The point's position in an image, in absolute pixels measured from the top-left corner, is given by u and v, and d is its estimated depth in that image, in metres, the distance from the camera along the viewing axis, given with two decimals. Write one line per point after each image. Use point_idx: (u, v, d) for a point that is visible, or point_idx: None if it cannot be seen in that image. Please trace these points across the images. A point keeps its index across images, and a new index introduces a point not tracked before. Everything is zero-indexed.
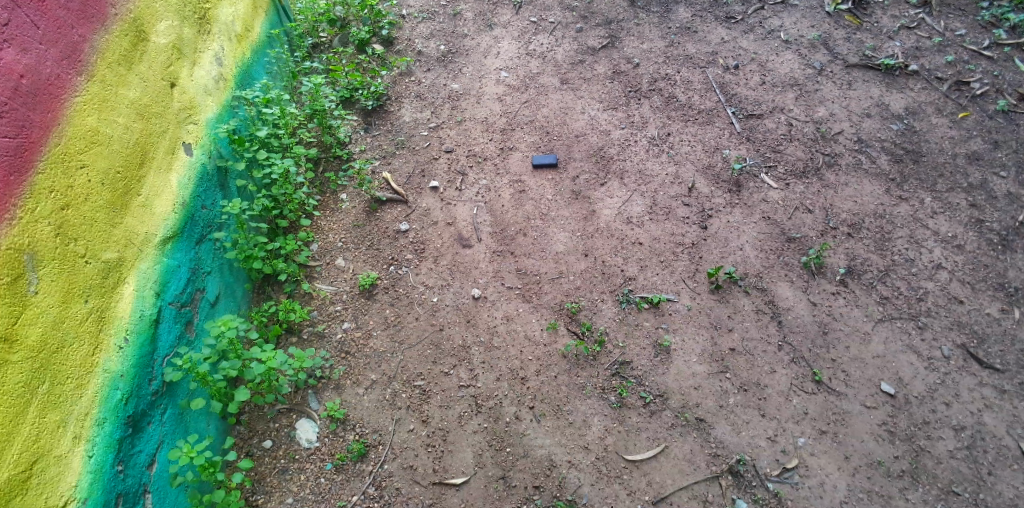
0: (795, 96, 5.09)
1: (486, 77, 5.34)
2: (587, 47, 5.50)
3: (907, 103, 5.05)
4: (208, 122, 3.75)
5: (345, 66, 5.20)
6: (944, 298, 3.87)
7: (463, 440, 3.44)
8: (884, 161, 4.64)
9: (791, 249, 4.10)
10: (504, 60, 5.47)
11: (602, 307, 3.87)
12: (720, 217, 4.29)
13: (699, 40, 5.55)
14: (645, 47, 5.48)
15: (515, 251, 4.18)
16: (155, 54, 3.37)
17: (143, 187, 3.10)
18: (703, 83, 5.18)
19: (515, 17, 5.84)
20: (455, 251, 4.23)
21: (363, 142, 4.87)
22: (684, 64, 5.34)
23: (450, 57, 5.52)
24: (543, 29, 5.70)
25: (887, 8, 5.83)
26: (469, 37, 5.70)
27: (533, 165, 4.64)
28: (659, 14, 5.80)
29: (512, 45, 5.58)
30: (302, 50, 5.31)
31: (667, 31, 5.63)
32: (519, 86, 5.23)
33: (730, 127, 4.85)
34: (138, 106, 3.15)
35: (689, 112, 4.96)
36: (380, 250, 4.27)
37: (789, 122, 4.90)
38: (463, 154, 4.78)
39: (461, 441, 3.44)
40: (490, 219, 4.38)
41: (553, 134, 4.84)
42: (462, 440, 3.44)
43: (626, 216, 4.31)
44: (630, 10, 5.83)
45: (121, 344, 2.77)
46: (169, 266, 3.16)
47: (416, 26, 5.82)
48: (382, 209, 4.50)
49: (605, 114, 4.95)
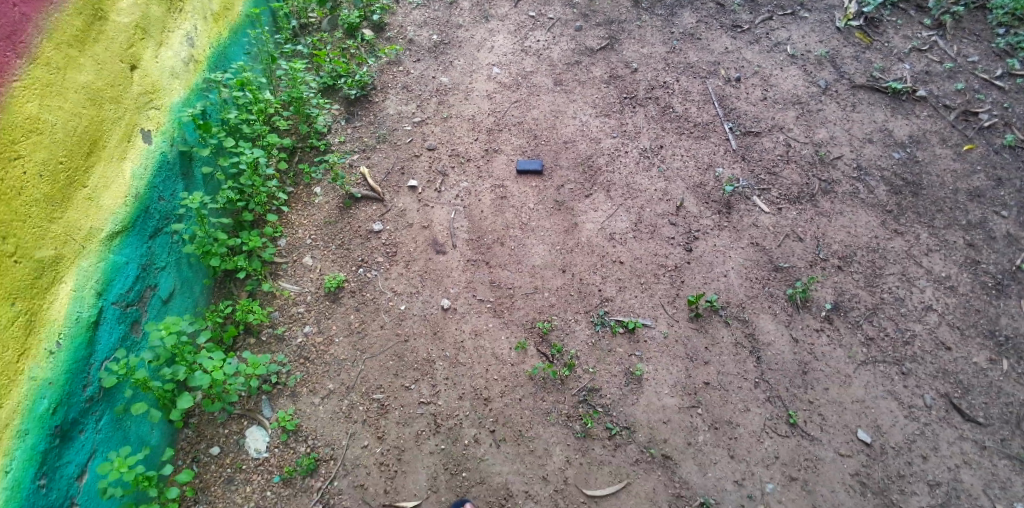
0: (796, 115, 4.89)
1: (478, 72, 5.10)
2: (586, 47, 5.26)
3: (911, 131, 4.89)
4: (173, 107, 3.49)
5: (330, 51, 4.95)
6: (931, 344, 3.75)
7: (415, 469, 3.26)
8: (882, 191, 4.51)
9: (777, 280, 3.97)
10: (497, 55, 5.23)
11: (575, 328, 3.71)
12: (707, 239, 4.11)
13: (702, 48, 5.33)
14: (645, 52, 5.26)
15: (490, 261, 4.00)
16: (113, 33, 3.15)
17: (90, 178, 2.90)
18: (702, 94, 4.97)
19: (513, 10, 5.60)
20: (429, 256, 4.04)
21: (343, 133, 4.65)
22: (684, 73, 5.12)
23: (442, 48, 5.29)
24: (541, 25, 5.46)
25: (899, 28, 5.63)
26: (464, 28, 5.46)
27: (517, 170, 4.42)
28: (663, 17, 5.57)
29: (507, 40, 5.35)
30: (287, 30, 5.05)
31: (670, 36, 5.40)
32: (512, 83, 5.00)
33: (726, 143, 4.65)
34: (89, 91, 2.96)
35: (684, 124, 4.74)
36: (350, 251, 4.08)
37: (788, 142, 4.71)
38: (447, 153, 4.56)
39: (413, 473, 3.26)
40: (468, 224, 4.18)
41: (541, 138, 4.62)
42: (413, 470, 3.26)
43: (609, 232, 4.12)
44: (633, 11, 5.59)
45: (51, 349, 2.62)
46: (115, 263, 2.97)
47: (410, 12, 5.58)
48: (356, 206, 4.29)
49: (597, 121, 4.73)
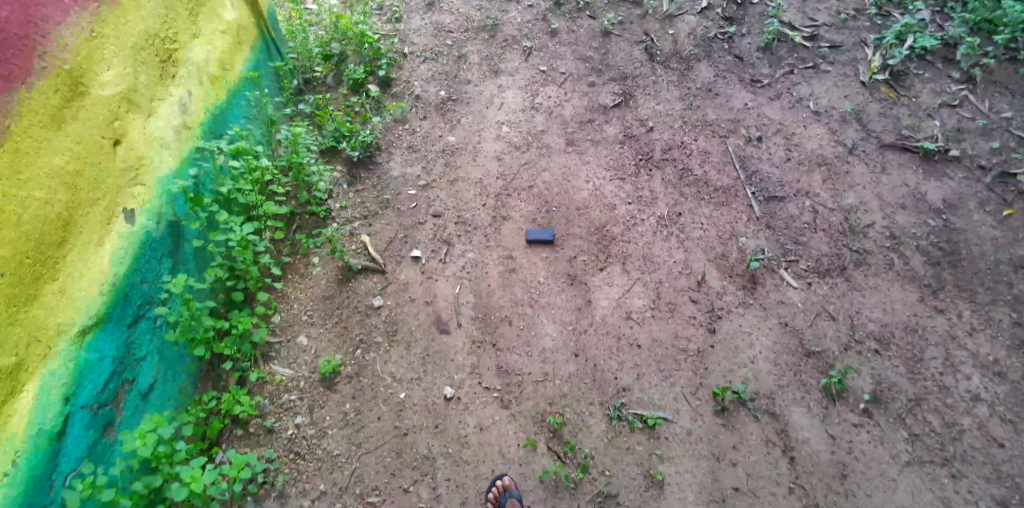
0: (822, 178, 4.62)
1: (486, 130, 4.86)
2: (599, 104, 5.04)
3: (947, 195, 4.59)
4: (162, 179, 3.16)
5: (334, 110, 4.71)
6: (981, 441, 3.44)
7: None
8: (918, 263, 4.22)
9: (809, 366, 3.68)
10: (507, 112, 4.99)
11: (590, 422, 3.41)
12: (731, 318, 3.82)
13: (721, 105, 5.08)
14: (661, 108, 5.02)
15: (497, 343, 3.72)
16: (94, 106, 2.85)
17: (59, 271, 2.60)
18: (722, 154, 4.70)
19: (524, 65, 5.40)
20: (431, 337, 3.76)
21: (343, 197, 4.38)
22: (703, 131, 4.87)
23: (449, 105, 5.06)
24: (552, 80, 5.25)
25: (927, 82, 5.38)
26: (472, 83, 5.25)
27: (526, 240, 4.15)
28: (679, 71, 5.35)
29: (517, 96, 5.13)
30: (288, 89, 4.78)
31: (687, 92, 5.17)
32: (521, 143, 4.76)
33: (749, 210, 4.38)
34: (63, 173, 2.67)
35: (704, 188, 4.47)
36: (348, 329, 3.79)
37: (815, 209, 4.42)
38: (452, 220, 4.29)
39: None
40: (474, 300, 3.90)
41: (552, 204, 4.36)
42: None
43: (625, 310, 3.82)
44: (648, 65, 5.38)
45: (5, 471, 2.32)
46: (86, 363, 2.66)
47: (417, 66, 5.37)
48: (356, 278, 4.01)
49: (612, 185, 4.47)
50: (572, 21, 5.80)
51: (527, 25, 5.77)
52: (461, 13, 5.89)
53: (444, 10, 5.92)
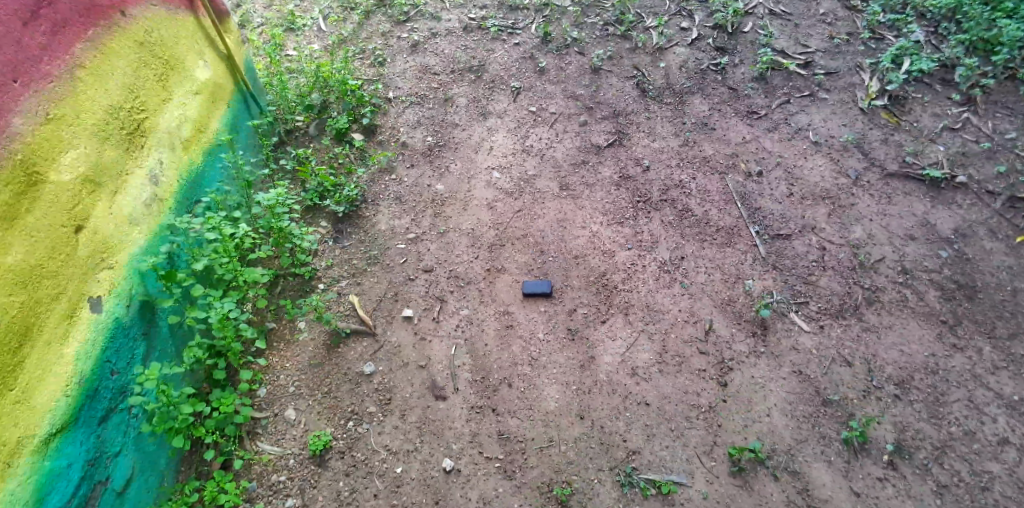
0: (827, 212, 4.46)
1: (476, 177, 4.71)
2: (592, 144, 4.90)
3: (956, 223, 4.42)
4: (130, 261, 3.02)
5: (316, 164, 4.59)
6: (1015, 490, 3.21)
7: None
8: (933, 297, 4.01)
9: (828, 416, 3.46)
10: (497, 156, 4.85)
11: (598, 490, 3.19)
12: (743, 368, 3.62)
13: (717, 139, 4.95)
14: (656, 146, 4.89)
15: (497, 407, 3.52)
16: (53, 194, 2.69)
17: (19, 378, 2.42)
18: (721, 192, 4.55)
19: (512, 106, 5.27)
20: (427, 404, 3.55)
21: (328, 255, 4.23)
22: (700, 168, 4.72)
23: (438, 151, 4.91)
24: (542, 121, 5.11)
25: (926, 105, 5.27)
26: (460, 127, 5.10)
27: (523, 293, 3.97)
28: (672, 106, 5.23)
29: (507, 139, 4.98)
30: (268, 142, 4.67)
31: (681, 127, 5.04)
32: (514, 189, 4.60)
33: (753, 249, 4.21)
34: (20, 271, 2.50)
35: (706, 229, 4.32)
36: (338, 400, 3.59)
37: (821, 245, 4.26)
38: (445, 274, 4.12)
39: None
40: (470, 361, 3.71)
41: (549, 253, 4.19)
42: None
43: (630, 365, 3.63)
44: (640, 101, 5.26)
45: None
46: (51, 472, 2.47)
47: (403, 111, 5.23)
48: (346, 344, 3.83)
49: (610, 230, 4.31)
50: (560, 58, 5.69)
51: (514, 64, 5.66)
52: (447, 54, 5.79)
53: (428, 51, 5.82)
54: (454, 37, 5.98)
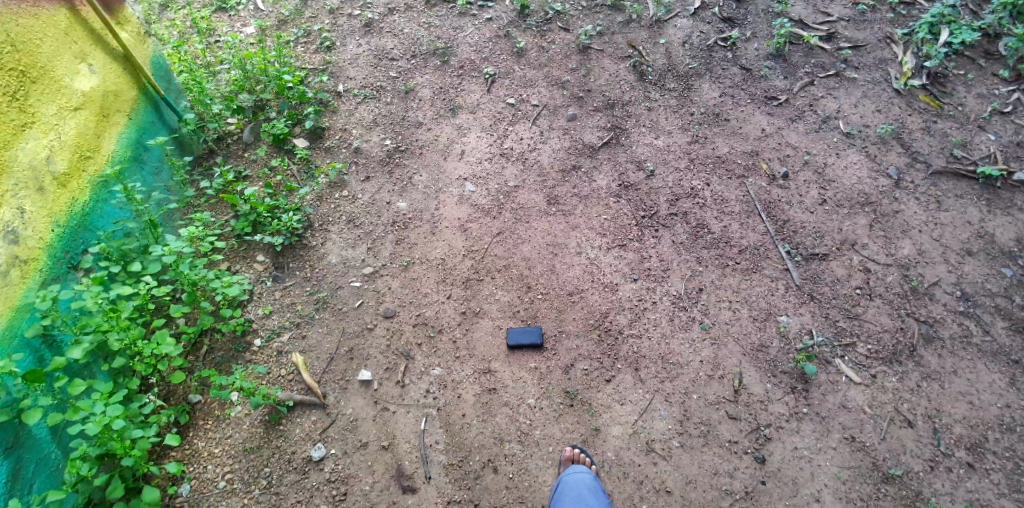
0: (868, 223, 3.74)
1: (446, 190, 3.89)
2: (584, 143, 4.08)
3: (1019, 232, 3.72)
4: None
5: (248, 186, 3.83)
6: None
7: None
8: (1000, 329, 3.32)
9: (892, 498, 2.78)
10: (470, 163, 4.02)
11: None
12: (783, 437, 2.92)
13: (732, 133, 4.15)
14: (661, 144, 4.08)
15: (479, 502, 2.79)
16: None
17: None
18: (742, 202, 3.79)
19: (487, 97, 4.41)
20: (391, 499, 2.82)
21: (266, 300, 3.48)
22: (715, 170, 3.94)
23: (398, 158, 4.09)
24: (522, 116, 4.27)
25: (970, 84, 4.51)
26: (424, 127, 4.26)
27: (508, 344, 3.22)
28: (677, 92, 4.39)
29: (481, 139, 4.15)
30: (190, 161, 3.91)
31: (689, 118, 4.22)
32: (492, 205, 3.80)
33: (786, 276, 3.48)
34: None
35: (727, 250, 3.56)
36: (280, 498, 2.85)
37: (865, 266, 3.54)
38: (411, 321, 3.37)
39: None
40: (445, 439, 2.98)
41: (537, 289, 3.43)
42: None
43: (644, 438, 2.92)
44: (639, 87, 4.43)
45: None
46: None
47: (355, 109, 4.42)
48: (289, 420, 3.08)
49: (610, 255, 3.54)
50: (541, 35, 4.81)
51: (486, 45, 4.77)
52: (406, 35, 4.91)
53: (385, 32, 4.94)
54: (415, 13, 5.08)
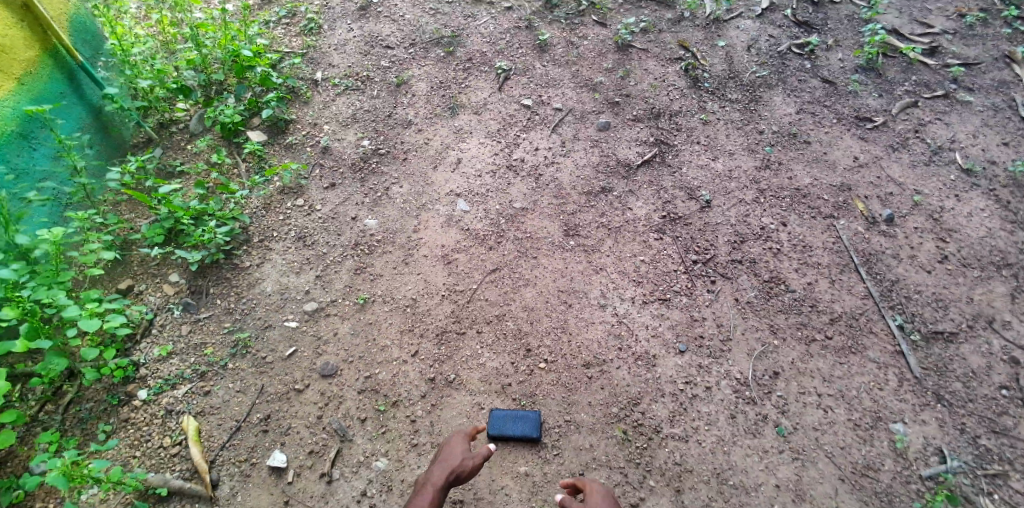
0: (1009, 293, 2.67)
1: (430, 208, 2.92)
2: (617, 160, 3.10)
3: None
4: None
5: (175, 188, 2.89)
6: None
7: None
8: None
9: None
10: (466, 176, 3.05)
11: None
12: None
13: (815, 159, 3.14)
14: (719, 167, 3.08)
15: None
16: None
17: None
18: (830, 250, 2.76)
19: (497, 96, 3.44)
20: None
21: (166, 337, 2.50)
22: (793, 206, 2.93)
23: (374, 163, 3.12)
24: (540, 121, 3.30)
25: None
26: (414, 127, 3.28)
27: (488, 434, 2.21)
28: (741, 105, 3.39)
29: (484, 147, 3.18)
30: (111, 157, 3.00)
31: (757, 138, 3.23)
32: (489, 232, 2.82)
33: (896, 362, 2.44)
34: None
35: (811, 317, 2.54)
36: None
37: (1011, 356, 2.47)
38: (356, 386, 2.37)
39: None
40: None
41: (540, 355, 2.42)
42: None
43: None
44: (692, 95, 3.44)
45: None
46: None
47: (331, 101, 3.44)
48: None
49: (646, 313, 2.53)
50: (570, 29, 3.85)
51: (503, 36, 3.82)
52: (408, 21, 3.97)
53: (382, 17, 4.00)
54: None
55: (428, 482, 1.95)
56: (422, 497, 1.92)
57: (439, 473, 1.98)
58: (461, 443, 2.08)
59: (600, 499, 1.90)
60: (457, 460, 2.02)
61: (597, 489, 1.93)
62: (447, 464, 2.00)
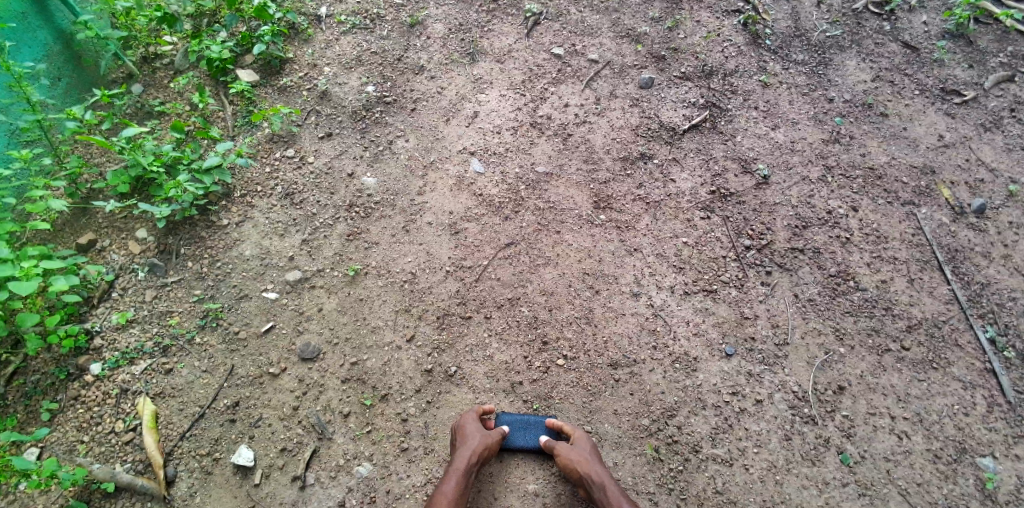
0: None
1: (438, 167, 2.52)
2: (660, 123, 2.66)
3: None
4: None
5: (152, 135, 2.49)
6: None
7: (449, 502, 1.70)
8: None
9: None
10: (482, 133, 2.63)
11: None
12: None
13: (894, 135, 2.67)
14: (781, 138, 2.63)
15: None
16: None
17: None
18: (910, 244, 2.33)
19: (524, 44, 2.98)
20: None
21: (127, 302, 2.13)
22: (867, 188, 2.48)
23: (377, 113, 2.70)
24: (572, 74, 2.86)
25: None
26: (426, 74, 2.85)
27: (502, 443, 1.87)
28: (809, 67, 2.91)
29: (505, 100, 2.75)
30: (78, 87, 2.58)
31: (826, 106, 2.76)
32: (507, 199, 2.41)
33: (987, 383, 2.02)
34: None
35: (885, 323, 2.12)
36: None
37: None
38: (341, 374, 2.01)
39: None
40: None
41: (559, 349, 2.04)
42: (444, 500, 1.71)
43: None
44: (752, 53, 2.95)
45: None
46: None
47: (335, 40, 2.98)
48: None
49: (688, 307, 2.13)
50: None
51: None
52: None
53: None
54: None
55: (451, 471, 1.75)
56: (446, 487, 1.73)
57: (461, 455, 1.78)
58: (476, 423, 1.86)
59: (586, 446, 1.81)
60: (477, 440, 1.80)
61: (584, 435, 1.85)
62: (469, 448, 1.78)
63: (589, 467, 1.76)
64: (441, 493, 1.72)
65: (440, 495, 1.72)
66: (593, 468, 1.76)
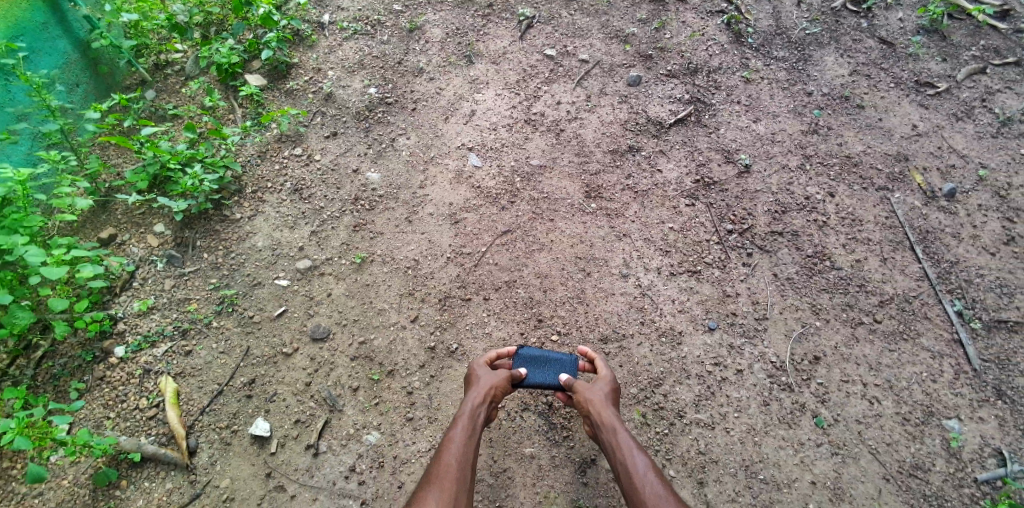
0: None
1: (438, 162, 2.67)
2: (647, 118, 2.82)
3: None
4: None
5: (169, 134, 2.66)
6: None
7: (457, 442, 1.74)
8: None
9: None
10: (479, 130, 2.78)
11: None
12: None
13: (869, 126, 2.82)
14: (762, 130, 2.78)
15: None
16: None
17: None
18: (883, 226, 2.48)
19: (518, 46, 3.14)
20: None
21: (148, 290, 2.28)
22: (842, 175, 2.63)
23: (380, 113, 2.86)
24: (564, 73, 3.02)
25: None
26: (425, 76, 3.01)
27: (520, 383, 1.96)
28: (789, 63, 3.07)
29: (501, 99, 2.90)
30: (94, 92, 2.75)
31: (805, 100, 2.91)
32: (503, 190, 2.57)
33: (953, 353, 2.16)
34: None
35: (858, 298, 2.27)
36: None
37: None
38: (349, 352, 2.16)
39: (462, 470, 1.67)
40: None
41: (552, 327, 2.19)
42: (451, 442, 1.74)
43: None
44: (735, 50, 3.11)
45: None
46: None
47: (338, 45, 3.14)
48: (131, 483, 1.92)
49: (672, 286, 2.27)
50: None
51: None
52: None
53: None
54: None
55: (461, 416, 1.81)
56: (456, 431, 1.77)
57: (474, 397, 1.86)
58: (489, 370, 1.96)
59: (603, 389, 1.90)
60: (491, 385, 1.90)
61: (606, 378, 1.94)
62: (477, 391, 1.87)
63: (602, 410, 1.84)
64: (451, 437, 1.76)
65: (448, 440, 1.75)
66: (602, 413, 1.84)
